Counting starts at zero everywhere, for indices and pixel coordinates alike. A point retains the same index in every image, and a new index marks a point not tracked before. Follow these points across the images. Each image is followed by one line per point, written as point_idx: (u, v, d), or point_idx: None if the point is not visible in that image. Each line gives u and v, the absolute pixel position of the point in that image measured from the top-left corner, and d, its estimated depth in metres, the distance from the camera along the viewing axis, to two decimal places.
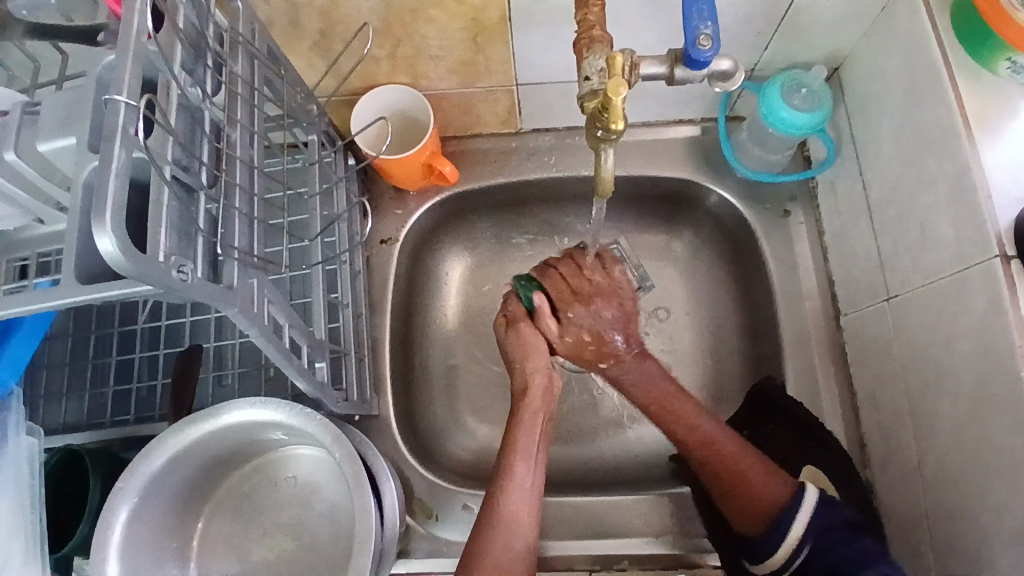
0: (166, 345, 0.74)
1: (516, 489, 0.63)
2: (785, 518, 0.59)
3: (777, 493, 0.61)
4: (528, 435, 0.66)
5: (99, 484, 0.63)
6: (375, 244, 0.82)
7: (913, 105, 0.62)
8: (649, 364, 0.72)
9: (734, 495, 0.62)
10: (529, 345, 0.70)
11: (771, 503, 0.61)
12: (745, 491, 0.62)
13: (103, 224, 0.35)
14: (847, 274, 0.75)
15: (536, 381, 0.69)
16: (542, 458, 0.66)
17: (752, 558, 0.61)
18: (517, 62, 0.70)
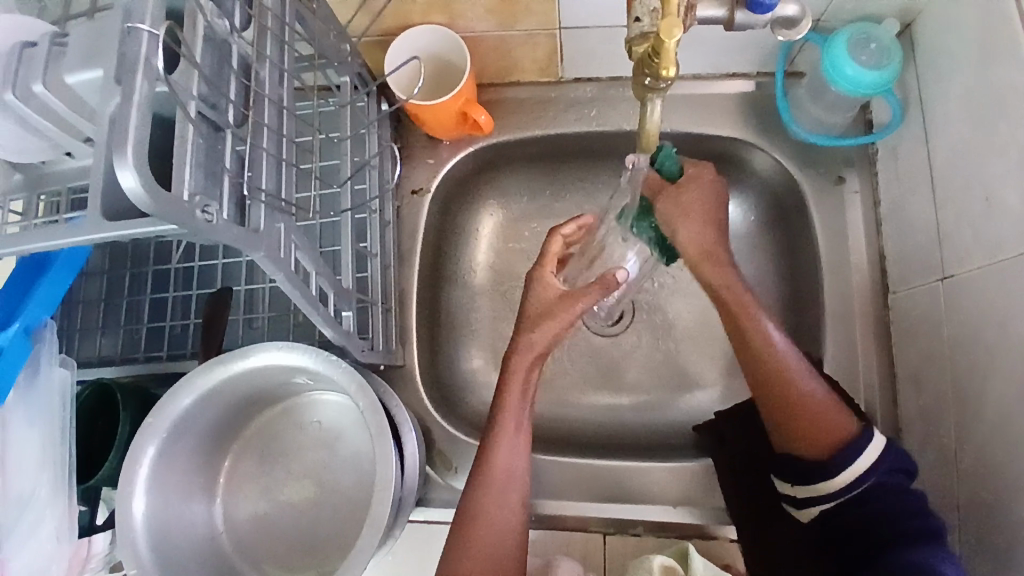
0: (199, 286, 0.74)
1: (505, 446, 0.61)
2: (851, 452, 0.58)
3: (843, 428, 0.59)
4: (520, 393, 0.62)
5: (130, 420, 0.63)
6: (406, 194, 0.81)
7: (992, 65, 0.56)
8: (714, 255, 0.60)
9: (799, 431, 0.59)
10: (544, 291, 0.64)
11: (836, 437, 0.58)
12: (807, 425, 0.59)
13: (125, 158, 0.34)
14: (901, 248, 0.70)
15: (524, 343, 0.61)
16: (530, 415, 0.63)
17: (796, 481, 0.60)
18: (559, 3, 0.65)
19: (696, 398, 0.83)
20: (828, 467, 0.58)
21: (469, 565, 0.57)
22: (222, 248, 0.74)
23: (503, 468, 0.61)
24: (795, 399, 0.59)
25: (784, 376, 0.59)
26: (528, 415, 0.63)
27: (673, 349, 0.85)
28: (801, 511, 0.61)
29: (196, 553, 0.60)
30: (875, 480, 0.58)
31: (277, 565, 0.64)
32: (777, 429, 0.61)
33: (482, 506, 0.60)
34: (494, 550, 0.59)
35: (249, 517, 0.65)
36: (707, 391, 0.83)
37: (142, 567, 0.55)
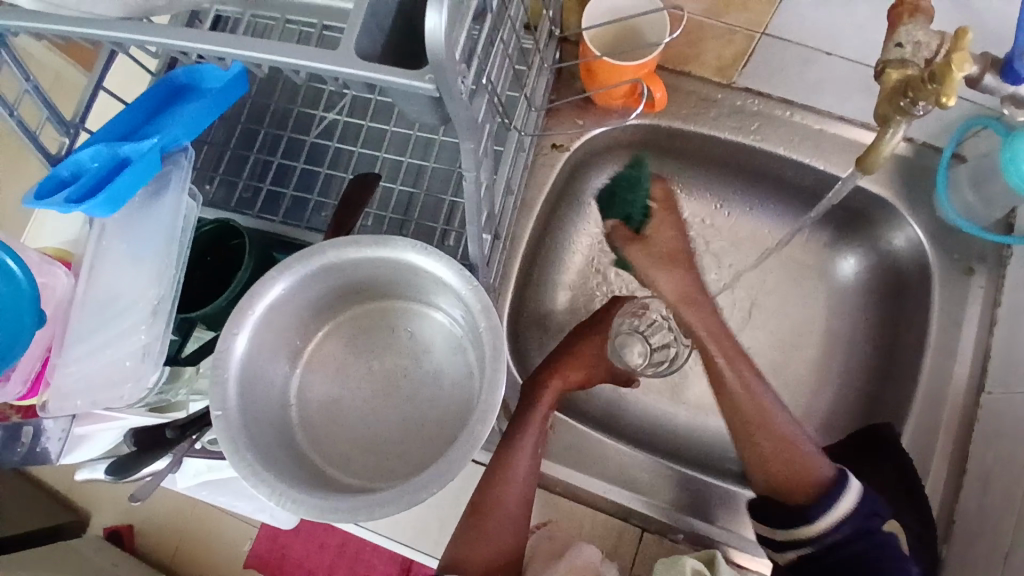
0: (328, 166, 0.73)
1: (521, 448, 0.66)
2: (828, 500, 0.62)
3: (822, 476, 0.63)
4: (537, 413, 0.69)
5: (250, 268, 0.61)
6: (546, 146, 0.80)
7: None
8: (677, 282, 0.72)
9: (780, 479, 0.63)
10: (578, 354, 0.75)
11: (819, 486, 0.62)
12: (785, 471, 0.63)
13: (440, 1, 0.34)
14: (1011, 352, 0.70)
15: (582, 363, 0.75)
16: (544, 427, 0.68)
17: (781, 526, 0.64)
18: (779, 7, 0.64)
19: None
20: (806, 511, 0.62)
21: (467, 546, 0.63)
22: (362, 136, 0.73)
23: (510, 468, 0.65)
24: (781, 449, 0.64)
25: (751, 421, 0.65)
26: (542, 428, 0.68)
27: None
28: (779, 554, 0.65)
29: (268, 415, 0.60)
30: (853, 529, 0.61)
31: (333, 450, 0.63)
32: (762, 480, 0.65)
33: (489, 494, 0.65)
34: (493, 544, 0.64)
35: (322, 399, 0.64)
36: None
37: (226, 410, 0.54)
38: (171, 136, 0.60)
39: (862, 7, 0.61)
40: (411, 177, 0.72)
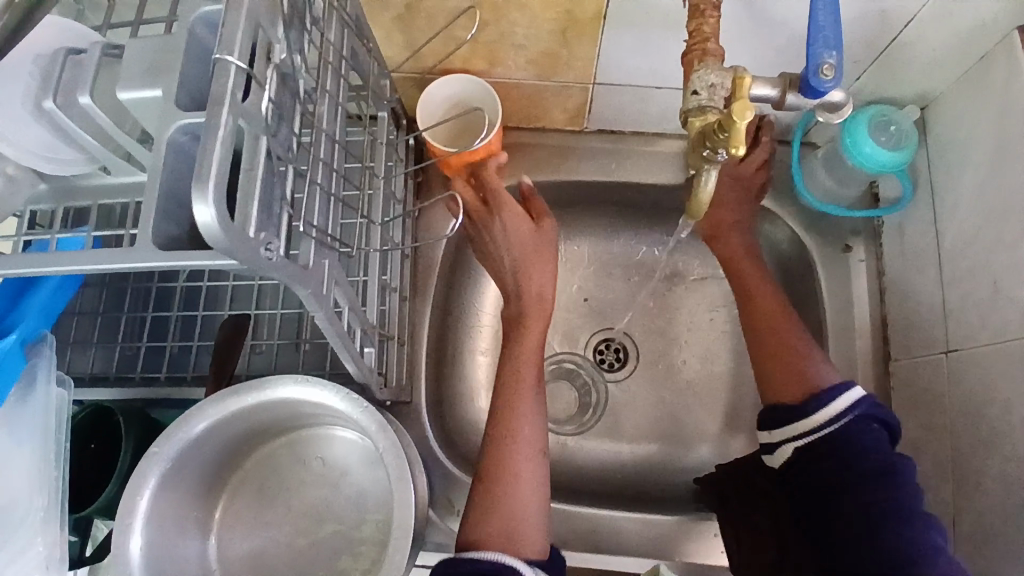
0: (205, 307, 0.72)
1: (523, 441, 0.64)
2: (826, 394, 0.62)
3: (822, 373, 0.64)
4: (519, 428, 0.65)
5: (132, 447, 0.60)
6: (421, 226, 0.80)
7: (1002, 164, 0.61)
8: (545, 261, 0.73)
9: (769, 353, 0.68)
10: (527, 342, 0.70)
11: (811, 380, 0.64)
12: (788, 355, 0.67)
13: (204, 193, 0.33)
14: (902, 319, 0.74)
15: (526, 351, 0.70)
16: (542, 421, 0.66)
17: (773, 424, 0.64)
18: (600, 61, 0.69)
19: (698, 449, 0.85)
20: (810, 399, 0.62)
21: (481, 517, 0.60)
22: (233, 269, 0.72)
23: (516, 471, 0.62)
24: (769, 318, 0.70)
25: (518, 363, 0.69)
26: (535, 437, 0.65)
27: (671, 398, 0.87)
28: (773, 457, 0.64)
29: None
30: (858, 412, 0.60)
31: None
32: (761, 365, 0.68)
33: (498, 491, 0.61)
34: (499, 525, 0.59)
35: (243, 555, 0.62)
36: (707, 444, 0.85)
37: None
38: (28, 328, 0.55)
39: (673, 48, 0.65)
40: (293, 298, 0.72)
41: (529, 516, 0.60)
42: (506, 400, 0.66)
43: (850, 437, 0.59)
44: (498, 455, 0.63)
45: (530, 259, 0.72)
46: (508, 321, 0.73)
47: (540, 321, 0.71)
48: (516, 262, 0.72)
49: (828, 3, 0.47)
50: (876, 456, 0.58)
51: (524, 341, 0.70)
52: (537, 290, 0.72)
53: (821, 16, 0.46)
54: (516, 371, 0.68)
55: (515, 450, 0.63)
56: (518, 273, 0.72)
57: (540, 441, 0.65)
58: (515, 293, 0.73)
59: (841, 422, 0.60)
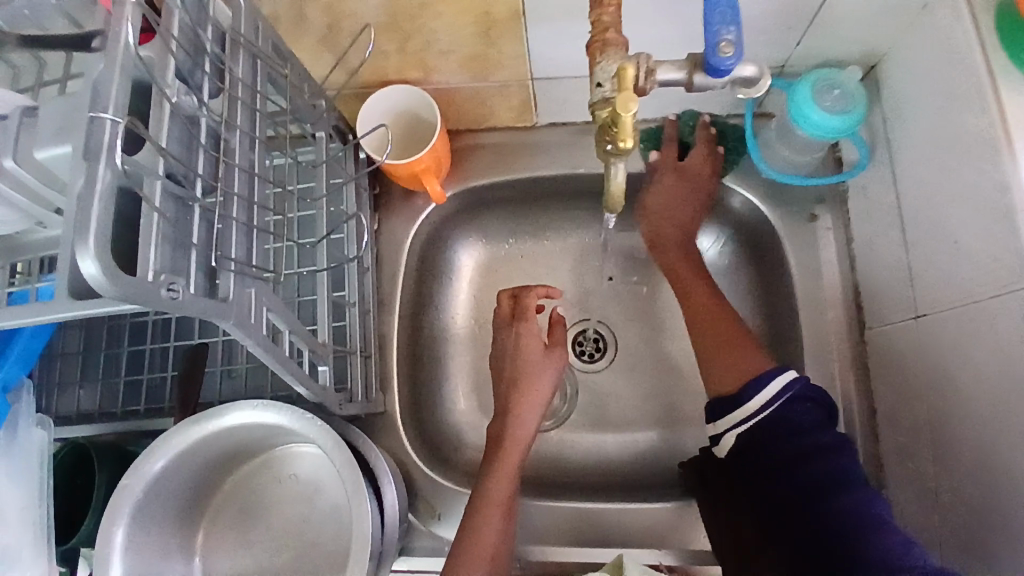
0: (177, 337, 0.74)
1: (478, 560, 0.62)
2: (764, 379, 0.64)
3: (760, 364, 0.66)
4: (479, 547, 0.63)
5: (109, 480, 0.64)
6: (382, 239, 0.81)
7: (948, 116, 0.58)
8: (548, 373, 0.72)
9: (723, 346, 0.69)
10: (508, 461, 0.68)
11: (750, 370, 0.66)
12: (724, 340, 0.69)
13: (87, 248, 0.35)
14: (872, 286, 0.71)
15: (506, 469, 0.68)
16: (505, 536, 0.65)
17: (718, 412, 0.66)
18: (530, 57, 0.68)
19: (681, 433, 0.85)
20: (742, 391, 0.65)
21: None
22: None
23: None
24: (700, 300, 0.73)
25: (494, 478, 0.67)
26: (493, 556, 0.63)
27: (652, 383, 0.87)
28: (721, 447, 0.66)
29: None
30: (797, 389, 0.63)
31: None
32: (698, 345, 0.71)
33: None
34: None
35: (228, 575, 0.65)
36: (690, 427, 0.85)
37: None
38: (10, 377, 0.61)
39: None
40: None
41: None
42: (471, 515, 0.65)
43: (783, 417, 0.63)
44: (452, 570, 0.62)
45: (523, 391, 0.71)
46: (493, 435, 0.71)
47: (527, 439, 0.70)
48: (514, 375, 0.72)
49: None
50: (812, 434, 0.61)
51: (506, 461, 0.68)
52: (526, 416, 0.70)
53: None
54: (488, 490, 0.66)
55: (467, 566, 0.62)
56: (513, 390, 0.71)
57: (498, 558, 0.64)
58: (502, 403, 0.72)
59: (782, 402, 0.63)
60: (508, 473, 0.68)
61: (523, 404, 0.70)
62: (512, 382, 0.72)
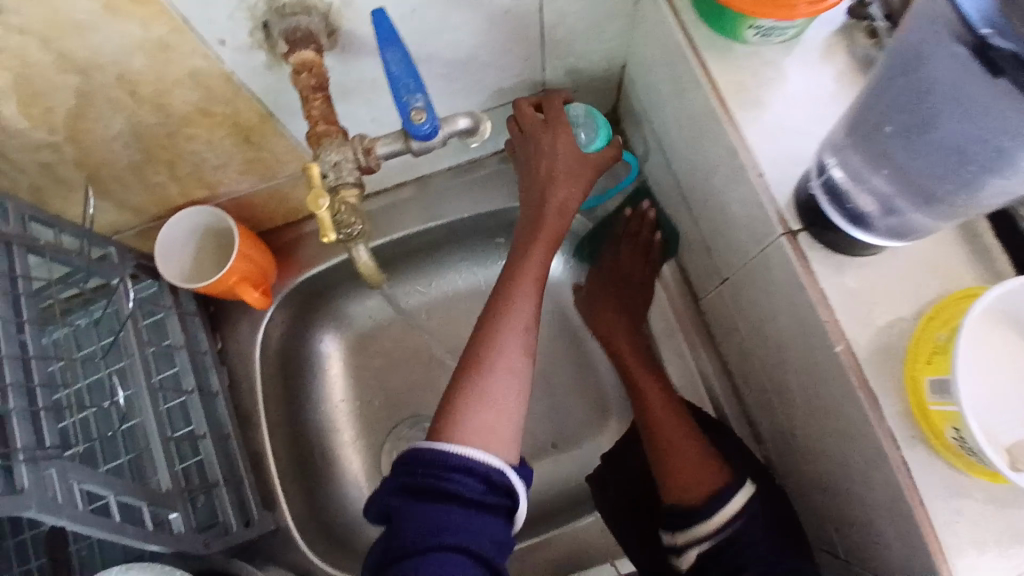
0: (32, 527, 0.72)
1: (493, 397, 0.51)
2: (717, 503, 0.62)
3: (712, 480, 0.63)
4: (488, 384, 0.51)
5: None
6: (230, 357, 0.81)
7: (680, 95, 0.61)
8: (560, 218, 0.63)
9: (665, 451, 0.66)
10: (518, 300, 0.57)
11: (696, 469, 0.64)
12: (676, 448, 0.66)
13: None
14: (691, 260, 0.75)
15: (517, 310, 0.56)
16: (527, 368, 0.53)
17: (677, 526, 0.63)
18: (305, 146, 0.70)
19: (580, 448, 0.86)
20: (699, 511, 0.62)
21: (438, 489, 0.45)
22: None
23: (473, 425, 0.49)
24: (667, 421, 0.68)
25: (497, 323, 0.55)
26: (517, 387, 0.52)
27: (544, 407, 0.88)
28: (681, 559, 0.63)
29: None
30: (744, 523, 0.62)
31: None
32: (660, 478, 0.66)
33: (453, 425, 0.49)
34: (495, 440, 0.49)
35: None
36: (589, 438, 0.86)
37: None
38: None
39: (350, 112, 0.66)
40: None
41: (499, 420, 0.50)
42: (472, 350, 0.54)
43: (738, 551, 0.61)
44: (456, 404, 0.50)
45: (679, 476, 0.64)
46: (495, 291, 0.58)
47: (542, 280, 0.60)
48: (532, 218, 0.63)
49: (395, 49, 0.47)
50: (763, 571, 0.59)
51: (509, 308, 0.56)
52: (534, 260, 0.60)
53: (392, 67, 0.47)
54: (490, 323, 0.55)
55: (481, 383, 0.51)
56: (522, 243, 0.62)
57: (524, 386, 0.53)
58: (512, 251, 0.62)
59: (725, 531, 0.61)
60: (511, 306, 0.56)
61: (538, 236, 0.62)
62: (518, 246, 0.62)
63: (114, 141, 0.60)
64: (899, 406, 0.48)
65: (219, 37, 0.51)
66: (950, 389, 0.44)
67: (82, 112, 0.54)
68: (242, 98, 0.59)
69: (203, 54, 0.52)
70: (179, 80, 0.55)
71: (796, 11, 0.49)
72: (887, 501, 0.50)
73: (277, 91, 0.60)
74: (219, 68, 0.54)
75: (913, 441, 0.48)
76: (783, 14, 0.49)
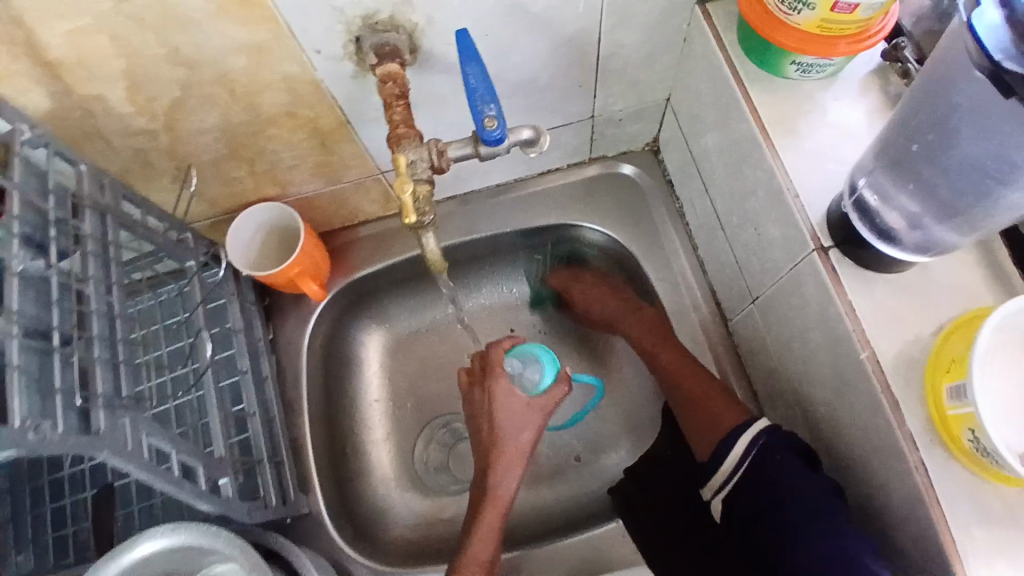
0: (91, 485, 0.77)
1: None
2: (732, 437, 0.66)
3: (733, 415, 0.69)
4: None
5: None
6: (280, 346, 0.86)
7: (722, 126, 0.67)
8: (532, 417, 0.70)
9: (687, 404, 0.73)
10: (489, 519, 0.67)
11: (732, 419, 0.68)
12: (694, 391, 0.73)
13: None
14: (723, 284, 0.79)
15: (488, 515, 0.67)
16: None
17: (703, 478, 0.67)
18: (372, 155, 0.76)
19: (605, 462, 0.89)
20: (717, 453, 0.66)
21: None
22: None
23: None
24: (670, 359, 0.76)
25: (477, 523, 0.68)
26: None
27: (571, 420, 0.91)
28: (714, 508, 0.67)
29: None
30: (767, 438, 0.64)
31: None
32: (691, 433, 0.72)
33: None
34: None
35: None
36: (614, 452, 0.89)
37: None
38: None
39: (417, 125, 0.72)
40: None
41: None
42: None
43: (758, 462, 0.63)
44: None
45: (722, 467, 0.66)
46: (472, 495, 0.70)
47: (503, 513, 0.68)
48: (501, 428, 0.69)
49: (475, 66, 0.55)
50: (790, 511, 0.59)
51: (484, 523, 0.67)
52: (505, 479, 0.68)
53: (472, 81, 0.54)
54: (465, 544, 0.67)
55: None
56: (494, 429, 0.70)
57: None
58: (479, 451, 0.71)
59: (753, 457, 0.64)
60: (489, 520, 0.67)
61: (501, 462, 0.69)
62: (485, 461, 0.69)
63: (207, 135, 0.67)
64: (917, 416, 0.51)
65: (315, 47, 0.58)
66: (967, 392, 0.47)
67: (184, 104, 0.62)
68: (325, 105, 0.66)
69: (299, 62, 0.60)
70: (271, 83, 0.62)
71: (836, 49, 0.56)
72: (906, 507, 0.52)
73: (357, 101, 0.67)
74: (311, 76, 0.62)
75: (932, 444, 0.51)
76: (829, 50, 0.57)
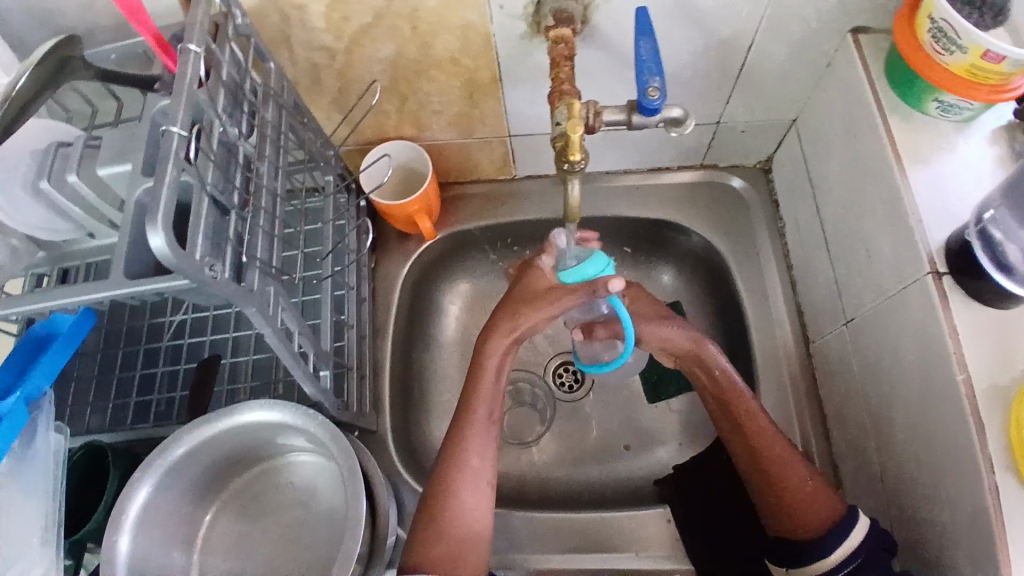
0: (187, 360, 0.82)
1: (466, 479, 0.68)
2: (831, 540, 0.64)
3: (825, 506, 0.66)
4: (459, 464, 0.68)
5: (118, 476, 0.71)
6: (378, 275, 0.91)
7: (850, 148, 0.71)
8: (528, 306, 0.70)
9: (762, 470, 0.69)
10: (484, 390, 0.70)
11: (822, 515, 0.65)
12: (770, 456, 0.68)
13: (154, 226, 0.44)
14: (811, 304, 0.81)
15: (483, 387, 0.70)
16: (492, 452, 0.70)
17: (790, 561, 0.66)
18: (508, 116, 0.82)
19: (655, 453, 0.91)
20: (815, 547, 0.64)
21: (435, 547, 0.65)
22: (211, 325, 0.83)
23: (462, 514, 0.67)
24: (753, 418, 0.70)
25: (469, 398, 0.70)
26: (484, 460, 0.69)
27: (629, 408, 0.94)
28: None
29: None
30: (866, 554, 0.62)
31: None
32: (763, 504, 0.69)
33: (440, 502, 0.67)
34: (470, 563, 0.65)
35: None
36: (665, 446, 0.91)
37: None
38: (33, 388, 0.58)
39: None
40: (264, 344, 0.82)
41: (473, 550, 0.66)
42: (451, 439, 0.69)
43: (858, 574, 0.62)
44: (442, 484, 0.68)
45: (793, 505, 0.66)
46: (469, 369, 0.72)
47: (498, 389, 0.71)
48: (502, 312, 0.71)
49: (647, 40, 0.60)
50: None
51: (481, 395, 0.70)
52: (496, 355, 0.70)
53: (643, 52, 0.59)
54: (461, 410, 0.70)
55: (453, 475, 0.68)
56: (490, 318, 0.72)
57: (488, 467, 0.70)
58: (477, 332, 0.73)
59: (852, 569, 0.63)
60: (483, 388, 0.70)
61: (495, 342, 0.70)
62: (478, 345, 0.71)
63: (377, 63, 0.73)
64: (1008, 444, 0.52)
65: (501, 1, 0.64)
66: None
67: (370, 30, 0.68)
68: (488, 57, 0.72)
69: (483, 11, 0.65)
70: (450, 27, 0.68)
71: (977, 96, 0.59)
72: (977, 530, 0.54)
73: (517, 59, 0.72)
74: (487, 27, 0.68)
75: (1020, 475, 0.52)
76: (973, 93, 0.59)
